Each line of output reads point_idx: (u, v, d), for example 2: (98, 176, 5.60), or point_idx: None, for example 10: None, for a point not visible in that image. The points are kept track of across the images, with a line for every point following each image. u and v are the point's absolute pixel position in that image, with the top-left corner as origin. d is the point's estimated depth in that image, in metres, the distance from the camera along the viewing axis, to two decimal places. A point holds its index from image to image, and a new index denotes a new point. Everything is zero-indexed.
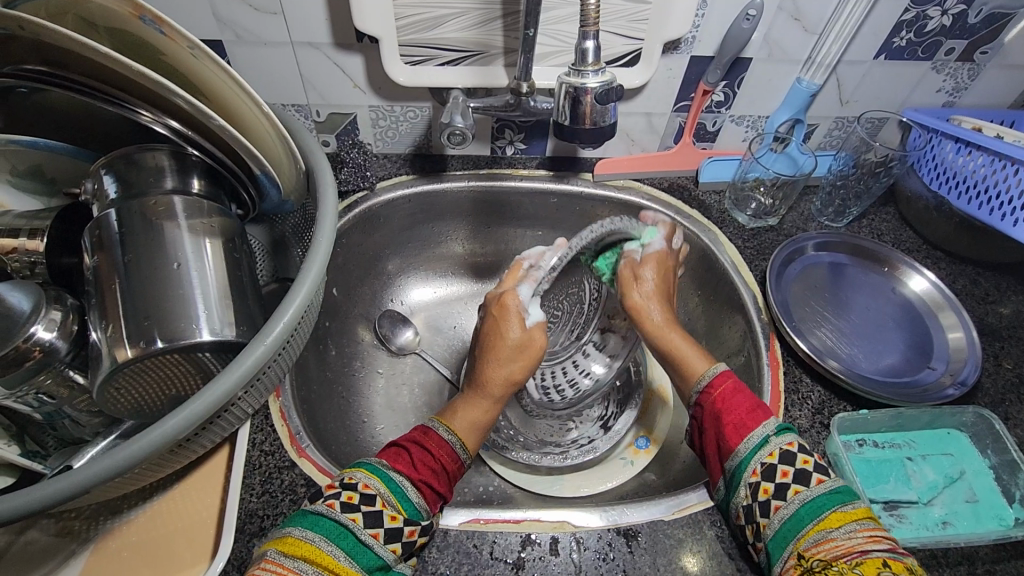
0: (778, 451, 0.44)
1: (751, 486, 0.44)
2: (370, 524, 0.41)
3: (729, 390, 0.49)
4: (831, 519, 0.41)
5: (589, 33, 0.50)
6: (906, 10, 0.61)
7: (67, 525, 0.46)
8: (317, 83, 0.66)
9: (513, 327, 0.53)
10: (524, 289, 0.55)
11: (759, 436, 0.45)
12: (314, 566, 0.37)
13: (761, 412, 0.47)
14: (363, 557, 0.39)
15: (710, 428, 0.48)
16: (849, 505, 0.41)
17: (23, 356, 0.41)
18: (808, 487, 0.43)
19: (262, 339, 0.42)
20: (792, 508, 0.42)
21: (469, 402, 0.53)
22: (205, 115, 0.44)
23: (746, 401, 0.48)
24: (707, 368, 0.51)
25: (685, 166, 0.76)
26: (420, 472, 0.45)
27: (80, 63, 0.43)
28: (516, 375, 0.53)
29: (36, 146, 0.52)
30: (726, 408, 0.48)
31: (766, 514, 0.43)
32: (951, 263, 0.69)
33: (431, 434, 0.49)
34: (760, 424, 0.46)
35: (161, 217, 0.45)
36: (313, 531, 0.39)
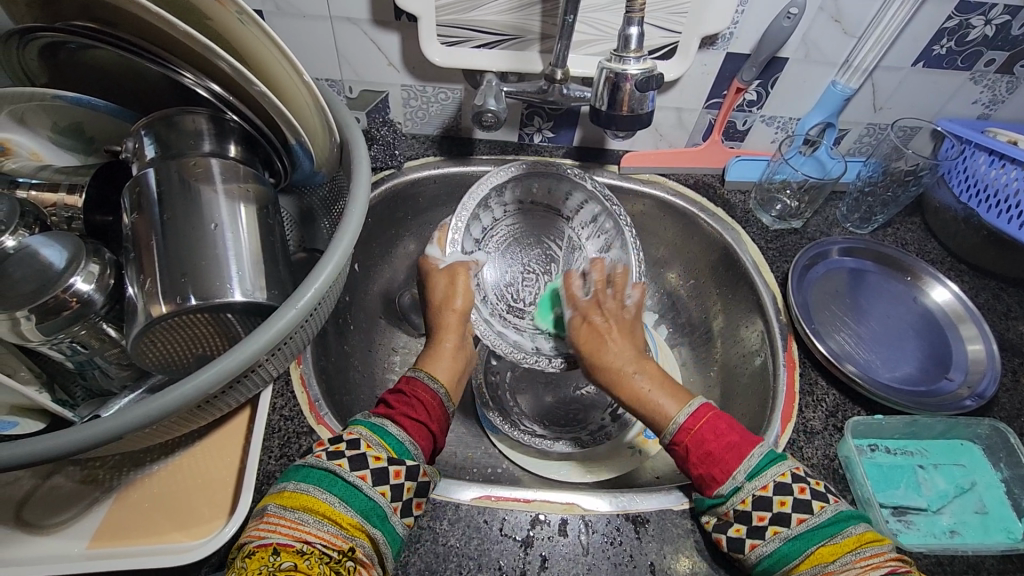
0: (751, 498, 0.44)
1: (724, 525, 0.45)
2: (356, 467, 0.42)
3: (696, 441, 0.47)
4: (821, 554, 0.41)
5: (634, 19, 0.51)
6: (950, 18, 0.61)
7: (92, 474, 0.47)
8: (353, 59, 0.67)
9: (442, 274, 0.60)
10: (439, 251, 0.62)
11: (728, 487, 0.45)
12: (314, 515, 0.39)
13: (731, 460, 0.45)
14: (355, 501, 0.41)
15: (680, 470, 0.49)
16: (838, 537, 0.41)
17: (61, 305, 0.42)
18: (787, 527, 0.42)
19: (293, 304, 0.43)
20: (773, 546, 0.42)
21: (433, 347, 0.58)
22: (247, 80, 0.45)
23: (714, 450, 0.46)
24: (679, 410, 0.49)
25: (713, 165, 0.76)
26: (397, 408, 0.49)
27: (130, 21, 0.43)
28: (455, 304, 0.60)
29: (80, 103, 0.52)
30: (696, 458, 0.47)
31: (744, 551, 0.44)
32: (975, 276, 0.69)
33: (407, 377, 0.53)
34: (731, 475, 0.45)
35: (199, 179, 0.45)
36: (306, 481, 0.41)
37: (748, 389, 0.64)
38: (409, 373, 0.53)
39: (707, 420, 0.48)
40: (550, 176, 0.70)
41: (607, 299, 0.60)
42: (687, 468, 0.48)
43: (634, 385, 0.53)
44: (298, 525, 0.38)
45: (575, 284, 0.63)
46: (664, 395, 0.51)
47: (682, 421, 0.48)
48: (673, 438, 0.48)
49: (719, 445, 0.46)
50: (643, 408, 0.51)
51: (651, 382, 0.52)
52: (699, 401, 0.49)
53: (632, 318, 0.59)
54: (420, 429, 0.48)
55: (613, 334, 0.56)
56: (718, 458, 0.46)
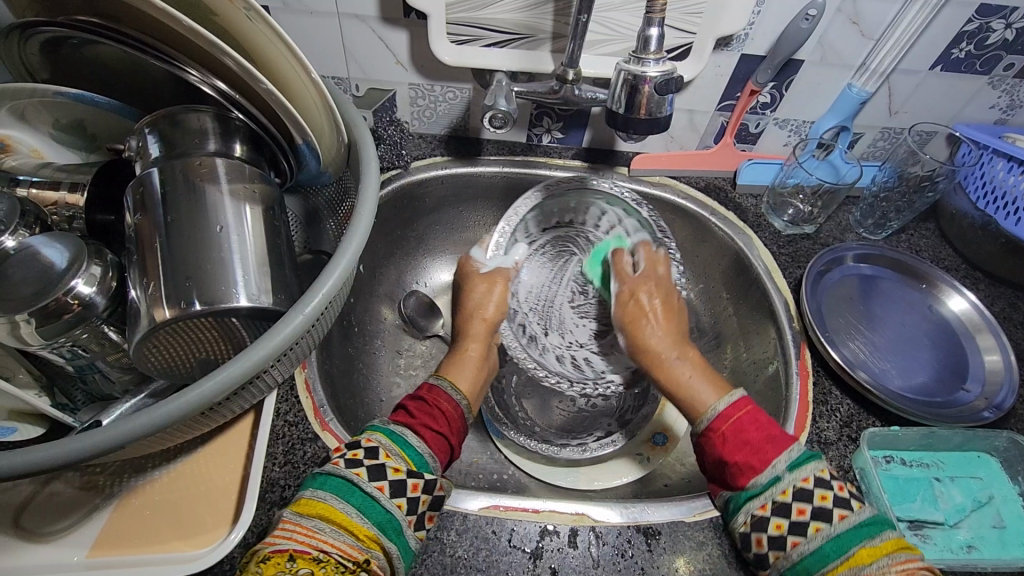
0: (791, 489, 0.43)
1: (760, 521, 0.43)
2: (375, 478, 0.42)
3: (733, 430, 0.47)
4: (861, 556, 0.39)
5: (654, 20, 0.50)
6: (970, 21, 0.60)
7: (92, 480, 0.46)
8: (360, 57, 0.66)
9: (479, 281, 0.65)
10: (481, 258, 0.66)
11: (766, 476, 0.44)
12: (330, 523, 0.38)
13: (770, 450, 0.45)
14: (372, 512, 0.40)
15: (713, 461, 0.48)
16: (876, 540, 0.39)
17: (62, 308, 0.41)
18: (829, 524, 0.41)
19: (301, 308, 0.42)
20: (813, 544, 0.40)
21: (457, 355, 0.59)
22: (254, 78, 0.44)
23: (754, 439, 0.46)
24: (716, 400, 0.51)
25: (724, 168, 0.75)
26: (418, 417, 0.49)
27: (134, 16, 0.42)
28: (486, 312, 0.62)
29: (81, 99, 0.51)
30: (737, 443, 0.46)
31: (784, 548, 0.42)
32: (990, 284, 0.67)
33: (427, 385, 0.53)
34: (770, 465, 0.44)
35: (204, 179, 0.44)
36: (324, 489, 0.40)
37: (760, 397, 0.63)
38: (432, 382, 0.54)
39: (741, 414, 0.48)
40: (578, 191, 0.70)
41: (657, 277, 0.62)
42: (719, 457, 0.47)
43: (676, 372, 0.55)
44: (313, 532, 0.38)
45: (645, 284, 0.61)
46: (707, 388, 0.53)
47: (721, 409, 0.49)
48: (709, 424, 0.49)
49: (759, 435, 0.46)
50: (678, 393, 0.54)
51: (692, 372, 0.54)
52: (738, 394, 0.50)
53: (667, 282, 0.62)
54: (440, 441, 0.48)
55: (672, 328, 0.58)
56: (758, 446, 0.46)
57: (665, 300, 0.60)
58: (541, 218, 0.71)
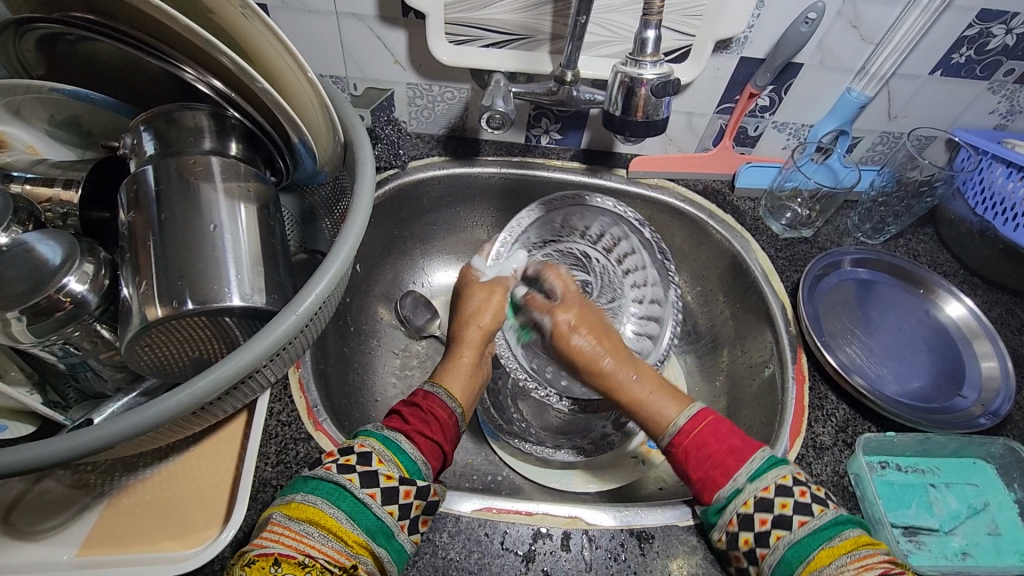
0: (752, 499, 0.44)
1: (729, 532, 0.44)
2: (366, 484, 0.41)
3: (695, 444, 0.49)
4: (821, 558, 0.40)
5: (652, 22, 0.49)
6: (970, 26, 0.60)
7: (83, 478, 0.46)
8: (358, 56, 0.65)
9: (486, 289, 0.63)
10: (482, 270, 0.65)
11: (728, 490, 0.45)
12: (320, 529, 0.38)
13: (731, 464, 0.46)
14: (362, 518, 0.40)
15: (685, 480, 0.49)
16: (835, 540, 0.40)
17: (54, 306, 0.41)
18: (789, 530, 0.42)
19: (294, 309, 0.42)
20: (778, 555, 0.41)
21: (452, 364, 0.57)
22: (249, 76, 0.44)
23: (715, 452, 0.48)
24: (677, 415, 0.52)
25: (723, 170, 0.75)
26: (411, 423, 0.48)
27: (129, 13, 0.42)
28: (482, 320, 0.60)
29: (77, 97, 0.50)
30: (700, 455, 0.48)
31: (757, 563, 0.43)
32: (988, 290, 0.67)
33: (423, 392, 0.53)
34: (731, 478, 0.46)
35: (198, 177, 0.44)
36: (314, 494, 0.40)
37: (755, 401, 0.63)
38: (427, 389, 0.53)
39: (702, 427, 0.50)
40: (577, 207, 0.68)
41: (580, 313, 0.60)
42: (686, 473, 0.49)
43: (631, 391, 0.55)
44: (302, 537, 0.38)
45: (541, 303, 0.62)
46: (668, 401, 0.54)
47: (681, 425, 0.50)
48: (673, 441, 0.50)
49: (720, 448, 0.48)
50: (639, 409, 0.54)
51: (650, 389, 0.55)
52: (697, 407, 0.52)
53: (593, 309, 0.61)
54: (434, 449, 0.48)
55: (614, 351, 0.57)
56: (721, 461, 0.47)
57: (580, 314, 0.60)
58: (542, 229, 0.69)
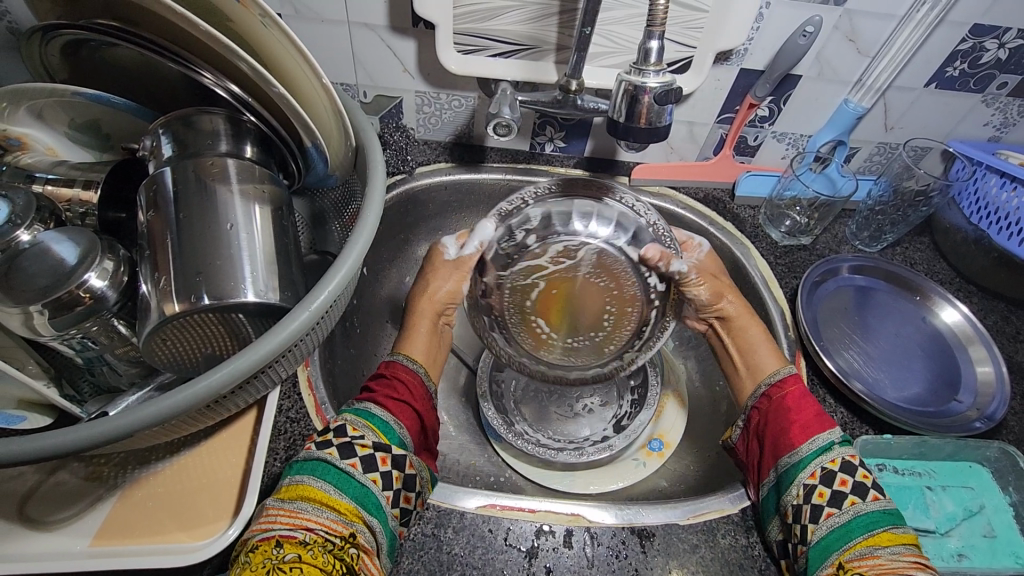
0: (840, 459, 0.47)
1: (808, 492, 0.46)
2: (347, 455, 0.43)
3: (789, 401, 0.52)
4: (882, 536, 0.42)
5: (655, 33, 0.51)
6: (963, 40, 0.61)
7: (96, 471, 0.47)
8: (368, 64, 0.67)
9: (447, 267, 0.61)
10: (451, 247, 0.62)
11: (823, 441, 0.48)
12: (311, 503, 0.39)
13: (820, 422, 0.50)
14: (348, 487, 0.41)
15: (773, 431, 0.51)
16: (899, 528, 0.43)
17: (74, 301, 0.42)
18: (863, 500, 0.44)
19: (306, 306, 0.43)
20: (845, 517, 0.44)
21: (413, 334, 0.58)
22: (266, 82, 0.45)
23: (805, 410, 0.51)
24: (779, 367, 0.56)
25: (723, 179, 0.76)
26: (379, 391, 0.50)
27: (153, 20, 0.44)
28: (435, 292, 0.60)
29: (98, 100, 0.52)
30: (793, 408, 0.52)
31: (817, 520, 0.44)
32: (984, 298, 0.68)
33: (387, 362, 0.54)
34: (826, 431, 0.49)
35: (215, 179, 0.46)
36: (302, 473, 0.41)
37: None
38: (389, 358, 0.55)
39: (795, 388, 0.53)
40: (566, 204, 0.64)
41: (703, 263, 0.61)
42: (780, 426, 0.51)
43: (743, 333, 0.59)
44: (297, 513, 0.39)
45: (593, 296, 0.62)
46: (768, 357, 0.58)
47: (783, 376, 0.54)
48: (767, 391, 0.54)
49: (812, 408, 0.51)
50: (745, 355, 0.59)
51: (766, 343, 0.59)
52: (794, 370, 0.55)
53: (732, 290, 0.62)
54: (406, 409, 0.49)
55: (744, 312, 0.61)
56: (806, 422, 0.50)
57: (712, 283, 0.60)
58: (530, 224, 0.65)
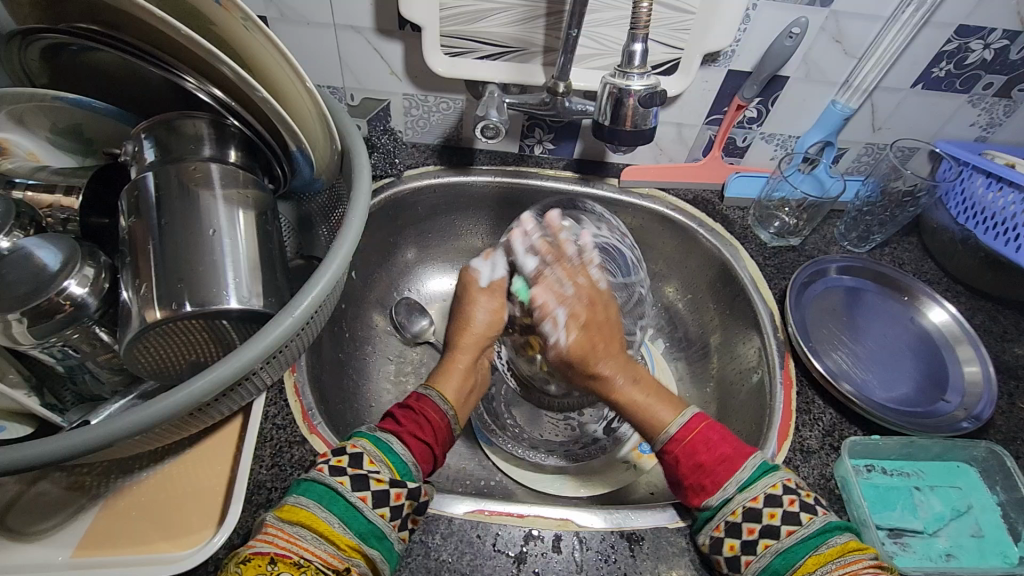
0: (741, 509, 0.45)
1: (717, 544, 0.45)
2: (358, 488, 0.42)
3: (688, 452, 0.49)
4: (807, 566, 0.41)
5: (638, 35, 0.51)
6: (949, 41, 0.62)
7: (78, 480, 0.46)
8: (355, 67, 0.67)
9: (473, 299, 0.64)
10: (481, 270, 0.65)
11: (717, 498, 0.46)
12: (313, 532, 0.39)
13: (721, 472, 0.47)
14: (354, 521, 0.41)
15: (675, 484, 0.50)
16: (822, 548, 0.41)
17: (54, 308, 0.42)
18: (777, 539, 0.43)
19: (289, 312, 0.43)
20: (764, 562, 0.42)
21: (449, 369, 0.59)
22: (250, 85, 0.45)
23: (706, 462, 0.48)
24: (675, 417, 0.53)
25: (711, 180, 0.76)
26: (403, 424, 0.50)
27: (132, 23, 0.43)
28: (479, 323, 0.62)
29: (80, 105, 0.52)
30: (687, 467, 0.49)
31: (739, 568, 0.44)
32: (971, 297, 0.69)
33: (419, 395, 0.54)
34: (721, 486, 0.46)
35: (198, 184, 0.45)
36: (307, 496, 0.41)
37: (744, 406, 0.64)
38: (421, 391, 0.54)
39: (693, 438, 0.50)
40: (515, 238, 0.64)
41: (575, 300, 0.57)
42: (677, 477, 0.49)
43: (626, 393, 0.55)
44: (295, 540, 0.38)
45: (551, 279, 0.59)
46: (660, 403, 0.54)
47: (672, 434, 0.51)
48: (664, 448, 0.51)
49: (711, 457, 0.48)
50: (636, 414, 0.54)
51: (646, 391, 0.55)
52: (688, 418, 0.52)
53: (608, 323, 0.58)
54: (424, 450, 0.49)
55: (610, 351, 0.56)
56: (700, 481, 0.48)
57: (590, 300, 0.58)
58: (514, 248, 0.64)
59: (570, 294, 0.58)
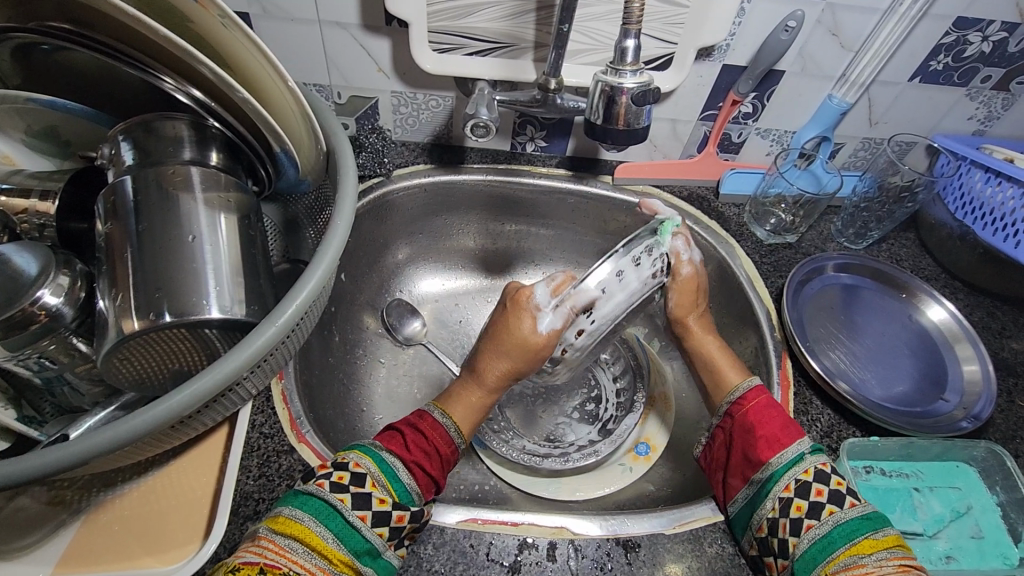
0: (812, 469, 0.47)
1: (785, 505, 0.46)
2: (358, 507, 0.41)
3: (759, 407, 0.52)
4: (864, 546, 0.42)
5: (630, 31, 0.49)
6: (947, 33, 0.61)
7: (59, 495, 0.45)
8: (341, 64, 0.65)
9: (513, 339, 0.51)
10: (541, 291, 0.51)
11: (792, 453, 0.48)
12: (306, 547, 0.38)
13: (793, 431, 0.50)
14: (350, 539, 0.40)
15: (740, 444, 0.52)
16: (879, 533, 0.42)
17: (28, 319, 0.41)
18: (841, 509, 0.44)
19: (273, 320, 0.42)
20: (824, 529, 0.43)
21: (467, 390, 0.54)
22: (229, 86, 0.44)
23: (775, 417, 0.51)
24: (742, 381, 0.56)
25: (707, 177, 0.75)
26: (412, 454, 0.47)
27: (105, 23, 0.41)
28: (520, 348, 0.51)
29: (55, 106, 0.51)
30: (758, 421, 0.51)
31: (797, 533, 0.44)
32: (969, 293, 0.68)
33: (428, 420, 0.51)
34: (795, 442, 0.49)
35: (178, 188, 0.44)
36: (303, 509, 0.40)
37: None
38: (434, 416, 0.51)
39: (765, 397, 0.53)
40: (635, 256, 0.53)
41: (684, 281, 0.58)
42: (745, 431, 0.52)
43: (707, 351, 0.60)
44: (286, 552, 0.37)
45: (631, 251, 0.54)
46: (730, 370, 0.58)
47: (743, 392, 0.54)
48: (736, 402, 0.54)
49: (781, 415, 0.52)
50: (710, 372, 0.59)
51: (723, 356, 0.59)
52: (756, 381, 0.55)
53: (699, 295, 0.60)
54: (431, 486, 0.46)
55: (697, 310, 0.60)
56: (772, 435, 0.50)
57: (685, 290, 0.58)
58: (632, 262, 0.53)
59: (688, 267, 0.57)
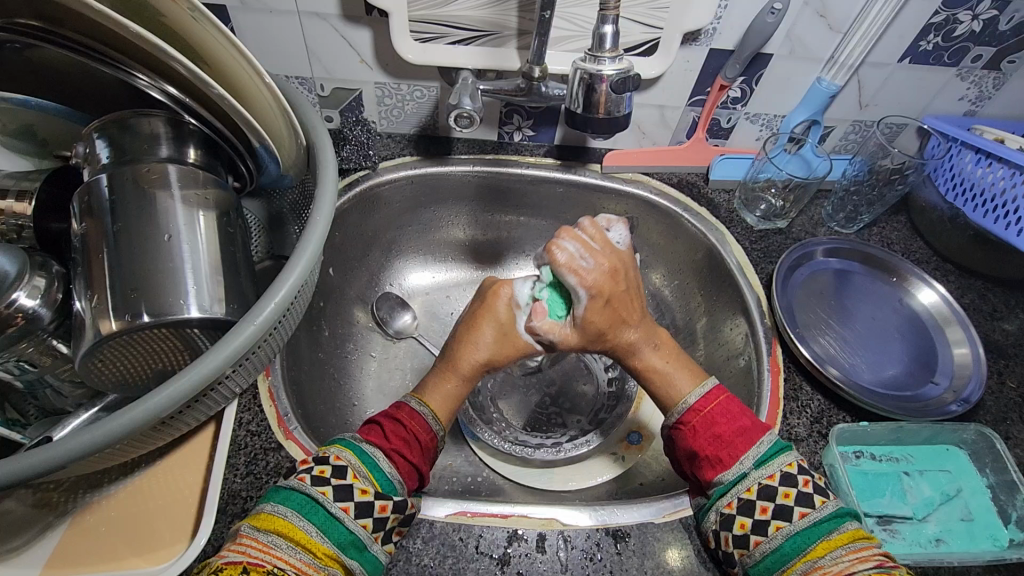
0: (756, 486, 0.44)
1: (728, 522, 0.44)
2: (340, 498, 0.41)
3: (705, 420, 0.49)
4: (816, 551, 0.40)
5: (608, 17, 0.49)
6: (936, 13, 0.59)
7: (45, 497, 0.45)
8: (323, 56, 0.64)
9: (488, 319, 0.54)
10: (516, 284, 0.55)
11: (734, 473, 0.45)
12: (289, 542, 0.38)
13: (741, 443, 0.47)
14: (334, 531, 0.40)
15: (687, 458, 0.49)
16: (834, 533, 0.41)
17: (5, 322, 0.40)
18: (790, 521, 0.42)
19: (252, 319, 0.41)
20: (773, 543, 0.42)
21: (443, 375, 0.53)
22: (205, 83, 0.43)
23: (724, 429, 0.48)
24: (694, 387, 0.52)
25: (696, 163, 0.74)
26: (391, 442, 0.46)
27: (72, 20, 0.40)
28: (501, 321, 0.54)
29: (28, 105, 0.50)
30: (710, 432, 0.48)
31: (745, 547, 0.43)
32: (960, 276, 0.67)
33: (405, 409, 0.50)
34: (738, 459, 0.46)
35: (155, 185, 0.43)
36: (285, 505, 0.40)
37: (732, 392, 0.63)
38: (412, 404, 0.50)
39: (720, 400, 0.50)
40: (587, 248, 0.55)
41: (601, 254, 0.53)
42: (691, 448, 0.49)
43: (646, 358, 0.54)
44: (270, 549, 0.37)
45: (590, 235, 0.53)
46: (683, 374, 0.54)
47: (697, 397, 0.51)
48: (682, 414, 0.50)
49: (730, 426, 0.48)
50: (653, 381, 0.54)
51: (666, 357, 0.54)
52: (710, 385, 0.51)
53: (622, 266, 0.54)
54: (410, 471, 0.46)
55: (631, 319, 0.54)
56: (727, 441, 0.47)
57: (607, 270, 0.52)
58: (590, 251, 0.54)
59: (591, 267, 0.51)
